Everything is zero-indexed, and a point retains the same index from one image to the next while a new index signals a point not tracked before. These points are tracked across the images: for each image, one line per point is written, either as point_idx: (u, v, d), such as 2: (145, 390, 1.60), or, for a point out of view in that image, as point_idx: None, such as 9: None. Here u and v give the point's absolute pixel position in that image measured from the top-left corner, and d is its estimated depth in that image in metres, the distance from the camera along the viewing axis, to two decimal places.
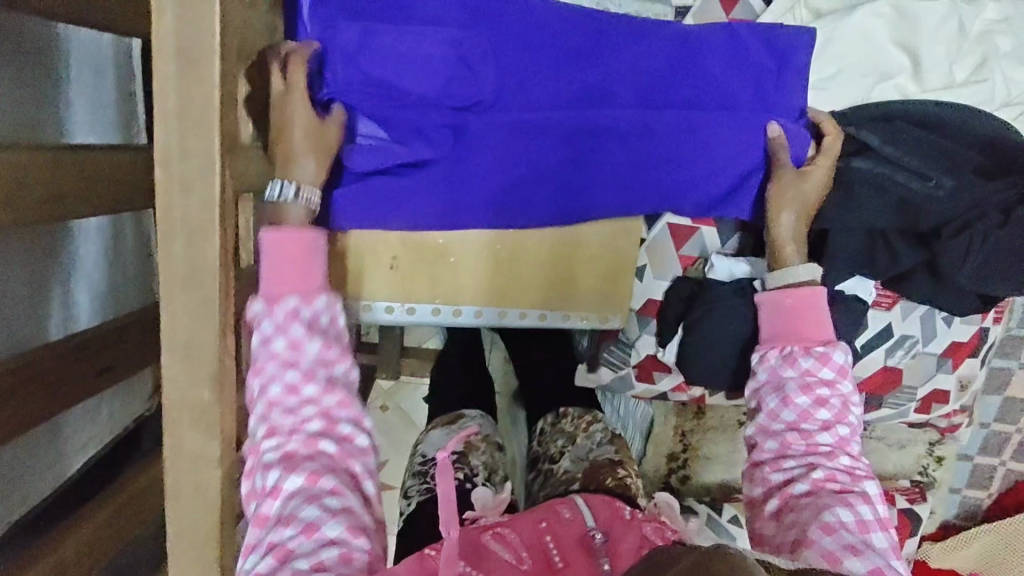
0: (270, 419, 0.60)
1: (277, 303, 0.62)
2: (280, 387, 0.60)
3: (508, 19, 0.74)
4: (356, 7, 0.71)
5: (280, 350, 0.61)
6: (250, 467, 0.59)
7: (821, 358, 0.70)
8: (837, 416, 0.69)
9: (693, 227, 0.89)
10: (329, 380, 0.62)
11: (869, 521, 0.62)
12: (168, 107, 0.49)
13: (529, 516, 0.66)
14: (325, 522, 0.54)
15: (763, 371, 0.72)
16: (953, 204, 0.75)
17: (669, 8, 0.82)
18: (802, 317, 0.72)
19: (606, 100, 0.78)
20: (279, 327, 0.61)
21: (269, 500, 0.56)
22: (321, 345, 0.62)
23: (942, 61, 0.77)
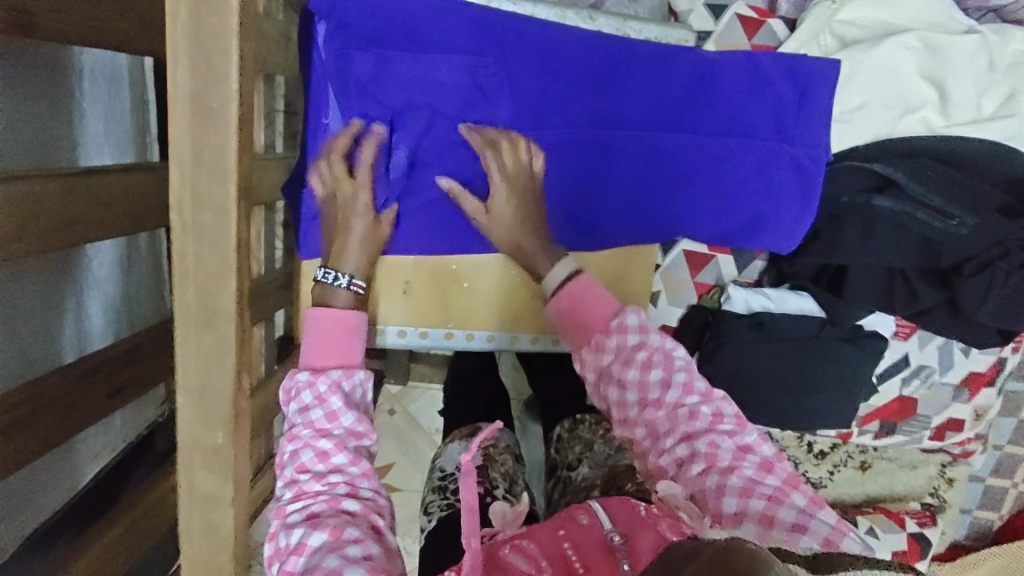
0: (297, 484, 0.62)
1: (318, 372, 0.65)
2: (311, 451, 0.62)
3: (523, 46, 0.72)
4: (370, 33, 0.69)
5: (314, 422, 0.63)
6: (274, 530, 0.59)
7: (621, 329, 0.70)
8: (668, 369, 0.68)
9: (710, 256, 0.88)
10: (357, 450, 0.64)
11: (783, 487, 0.60)
12: (183, 154, 0.48)
13: (546, 528, 0.63)
14: (346, 570, 0.53)
15: (589, 372, 0.71)
16: (976, 242, 0.75)
17: (689, 33, 0.78)
18: (580, 304, 0.72)
19: (623, 128, 0.76)
20: (315, 400, 0.64)
21: (294, 556, 0.56)
22: (354, 420, 0.64)
23: (970, 95, 0.75)
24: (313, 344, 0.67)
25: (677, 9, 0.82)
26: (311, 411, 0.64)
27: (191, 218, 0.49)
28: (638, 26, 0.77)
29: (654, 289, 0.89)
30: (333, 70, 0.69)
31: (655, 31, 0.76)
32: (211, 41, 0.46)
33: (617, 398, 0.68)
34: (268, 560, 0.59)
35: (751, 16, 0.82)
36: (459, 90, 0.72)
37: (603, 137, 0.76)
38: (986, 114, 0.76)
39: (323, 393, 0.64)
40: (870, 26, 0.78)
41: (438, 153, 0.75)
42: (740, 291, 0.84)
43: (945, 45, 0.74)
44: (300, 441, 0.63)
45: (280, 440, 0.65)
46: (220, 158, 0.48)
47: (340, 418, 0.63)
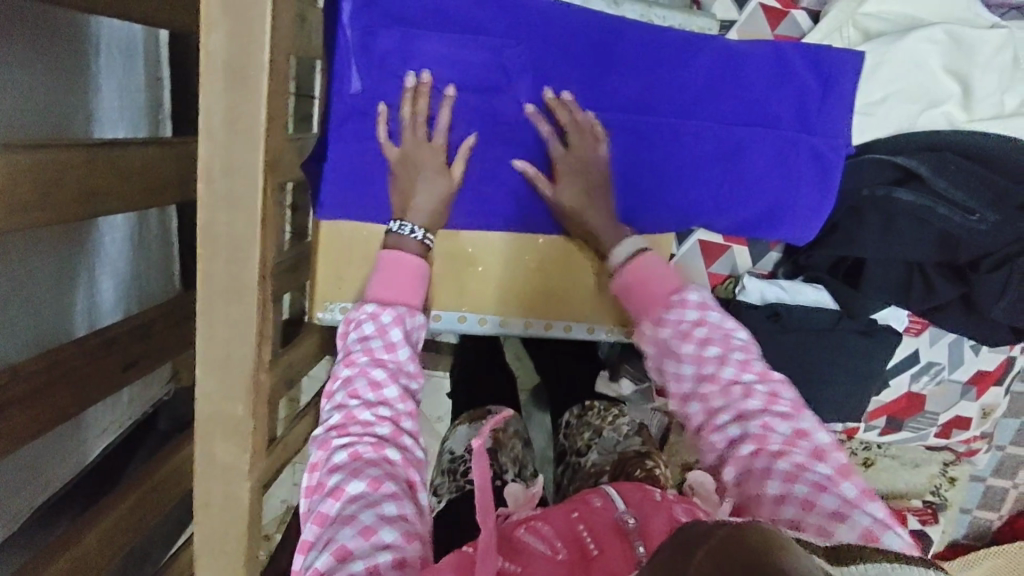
0: (347, 409, 0.59)
1: (384, 305, 0.64)
2: (364, 379, 0.60)
3: (549, 27, 0.72)
4: (397, 12, 0.69)
5: (373, 350, 0.62)
6: (317, 461, 0.57)
7: (682, 305, 0.67)
8: (724, 348, 0.64)
9: (725, 246, 0.87)
10: (406, 390, 0.62)
11: (833, 476, 0.56)
12: (214, 122, 0.48)
13: (560, 511, 0.67)
14: (381, 527, 0.50)
15: (648, 343, 0.68)
16: (994, 239, 0.75)
17: (712, 21, 0.79)
18: (645, 277, 0.70)
19: (644, 113, 0.76)
20: (375, 331, 0.63)
21: (330, 499, 0.53)
22: (410, 359, 0.63)
23: (993, 91, 0.75)
24: (381, 279, 0.66)
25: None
26: (370, 340, 0.62)
27: (220, 188, 0.49)
28: (663, 12, 0.77)
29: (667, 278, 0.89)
30: (357, 50, 0.69)
31: (679, 17, 0.77)
32: (247, 8, 0.45)
33: (673, 372, 0.65)
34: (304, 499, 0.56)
35: (774, 6, 0.81)
36: (484, 70, 0.72)
37: (627, 124, 0.76)
38: (1009, 110, 0.75)
39: (385, 325, 0.63)
40: (894, 20, 0.79)
41: (458, 130, 0.74)
42: (755, 282, 0.84)
43: (970, 39, 0.73)
44: (355, 367, 0.61)
45: (334, 365, 0.62)
46: (249, 129, 0.48)
47: (398, 351, 0.62)
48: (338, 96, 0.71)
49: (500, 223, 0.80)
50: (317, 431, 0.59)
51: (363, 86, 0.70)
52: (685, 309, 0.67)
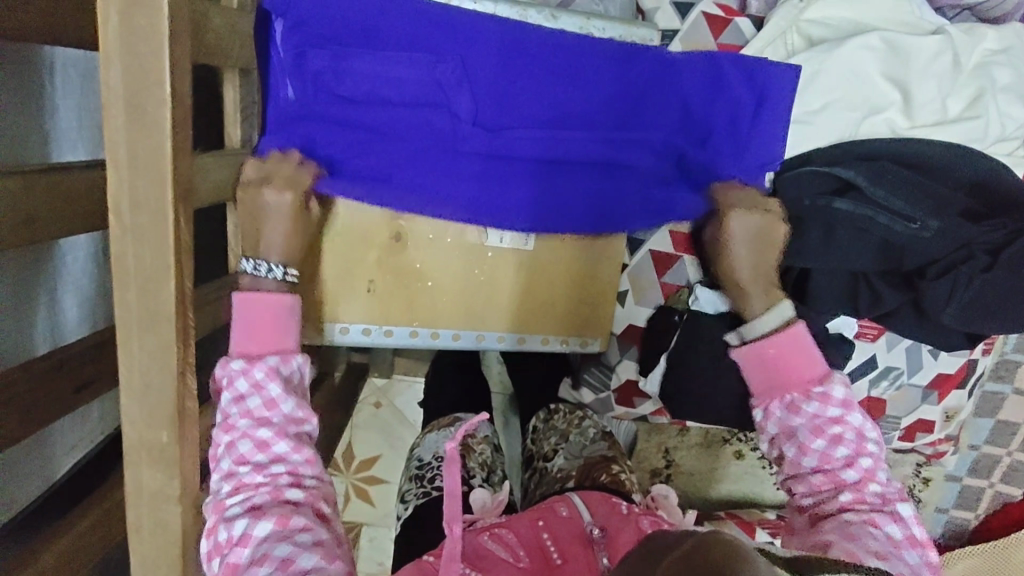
0: (236, 476, 0.60)
1: (254, 360, 0.62)
2: (250, 442, 0.60)
3: (486, 42, 0.72)
4: (329, 32, 0.69)
5: (253, 410, 0.61)
6: (212, 525, 0.58)
7: (823, 399, 0.66)
8: (855, 448, 0.66)
9: (676, 256, 0.88)
10: (298, 437, 0.63)
11: (901, 541, 0.62)
12: (118, 157, 0.48)
13: (527, 519, 0.73)
14: (300, 555, 0.55)
15: (773, 426, 0.69)
16: (939, 246, 0.75)
17: (655, 31, 0.75)
18: (788, 356, 0.68)
19: (579, 123, 0.77)
20: (250, 388, 0.61)
21: (239, 549, 0.56)
22: (292, 407, 0.62)
23: (934, 97, 0.76)
24: (242, 327, 0.63)
25: (643, 6, 0.82)
26: (248, 399, 0.61)
27: (129, 221, 0.50)
28: (602, 23, 0.74)
29: (621, 288, 0.91)
30: (290, 67, 0.70)
31: (618, 30, 0.73)
32: (141, 43, 0.46)
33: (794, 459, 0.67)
34: (206, 551, 0.58)
35: (717, 14, 0.81)
36: (419, 86, 0.73)
37: (562, 133, 0.76)
38: (952, 114, 0.77)
39: (259, 380, 0.61)
40: (836, 25, 0.79)
41: (396, 145, 0.75)
42: (706, 292, 0.83)
43: (907, 46, 0.74)
44: (237, 432, 0.60)
45: (214, 429, 0.61)
46: (154, 162, 0.48)
47: (279, 406, 0.61)
48: (273, 109, 0.73)
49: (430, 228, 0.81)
50: (209, 495, 0.59)
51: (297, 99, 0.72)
52: (829, 404, 0.66)
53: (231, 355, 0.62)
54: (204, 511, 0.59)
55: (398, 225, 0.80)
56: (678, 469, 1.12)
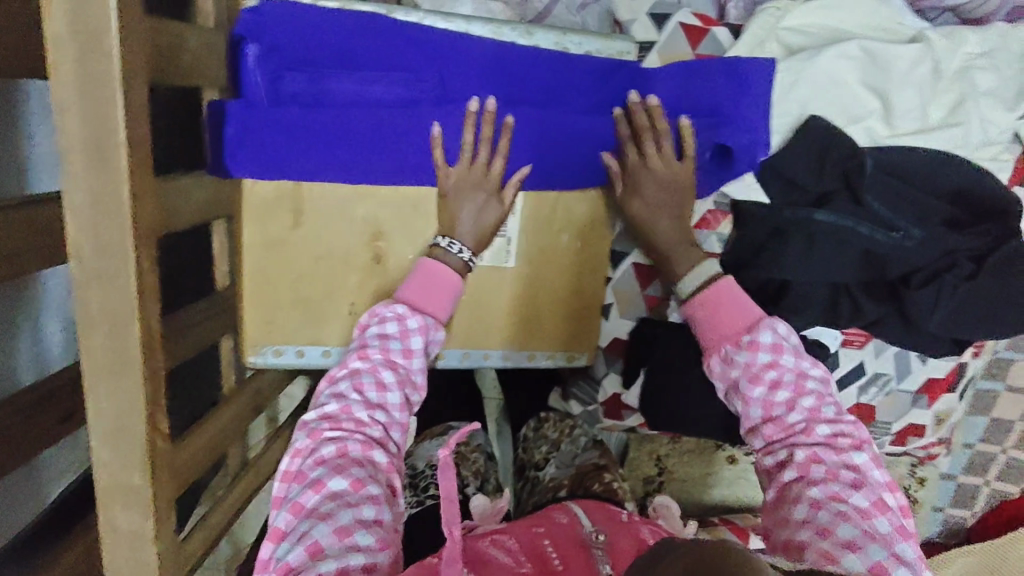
0: (347, 403, 0.65)
1: (410, 313, 0.72)
2: (373, 377, 0.67)
3: (461, 59, 0.74)
4: (303, 55, 0.71)
5: (391, 352, 0.70)
6: (302, 450, 0.62)
7: (752, 347, 0.69)
8: (794, 391, 0.67)
9: (659, 269, 0.88)
10: (405, 400, 0.69)
11: (867, 508, 0.59)
12: (78, 202, 0.47)
13: (525, 525, 0.74)
14: (356, 529, 0.55)
15: (720, 380, 0.71)
16: (922, 254, 0.75)
17: (632, 44, 0.78)
18: (722, 311, 0.72)
19: (557, 129, 0.76)
20: (398, 333, 0.71)
21: (310, 493, 0.58)
22: (418, 369, 0.71)
23: (915, 106, 0.75)
24: (416, 286, 0.74)
25: (620, 18, 0.82)
26: (391, 342, 0.70)
27: (91, 265, 0.49)
28: (578, 38, 0.75)
29: (605, 301, 0.90)
30: (261, 87, 0.70)
31: (594, 44, 0.75)
32: (96, 90, 0.45)
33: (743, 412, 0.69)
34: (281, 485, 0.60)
35: (694, 25, 0.79)
36: (395, 104, 0.73)
37: (541, 141, 0.76)
38: (934, 122, 0.76)
39: (410, 329, 0.71)
40: (817, 33, 0.78)
41: (371, 151, 0.75)
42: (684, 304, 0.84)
43: (887, 55, 0.73)
44: (370, 363, 0.69)
45: (347, 357, 0.70)
46: (115, 206, 0.48)
47: (414, 358, 0.70)
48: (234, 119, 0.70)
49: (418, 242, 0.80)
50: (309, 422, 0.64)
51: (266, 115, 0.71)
52: (758, 350, 0.69)
53: (396, 299, 0.73)
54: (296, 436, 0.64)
55: (378, 247, 0.80)
56: (671, 476, 1.12)
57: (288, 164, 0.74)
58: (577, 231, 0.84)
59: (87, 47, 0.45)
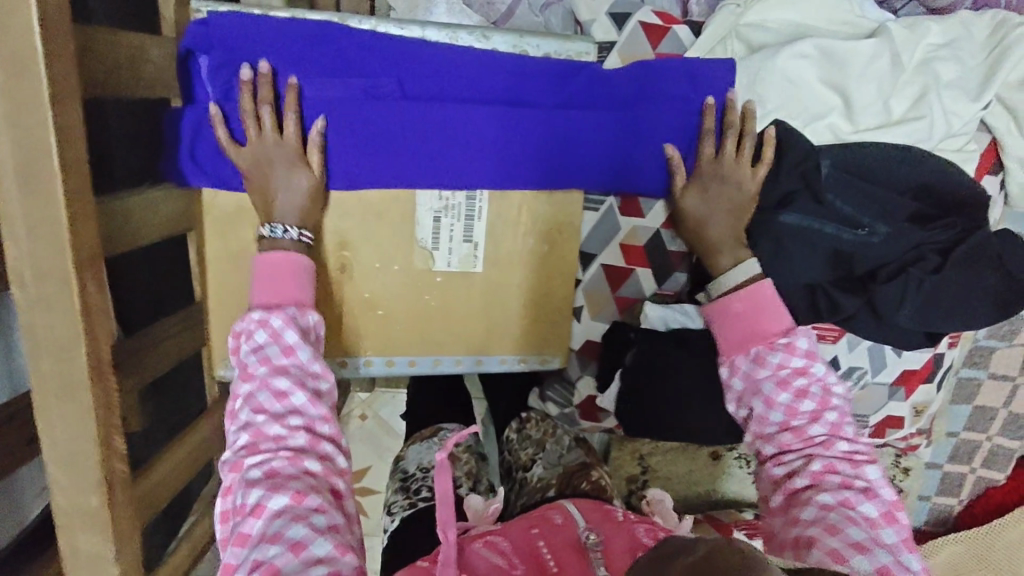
0: (253, 426, 0.59)
1: (271, 311, 0.65)
2: (268, 391, 0.60)
3: (416, 63, 0.73)
4: (254, 62, 0.70)
5: (272, 357, 0.62)
6: (230, 484, 0.57)
7: (788, 348, 0.68)
8: (820, 404, 0.66)
9: (629, 270, 0.88)
10: (314, 393, 0.63)
11: (877, 517, 0.59)
12: (15, 228, 0.47)
13: (522, 526, 0.71)
14: (313, 541, 0.52)
15: (739, 379, 0.69)
16: (888, 250, 0.75)
17: (590, 45, 0.76)
18: (756, 310, 0.70)
19: (517, 127, 0.76)
20: (270, 338, 0.63)
21: (252, 518, 0.54)
22: (310, 359, 0.63)
23: (875, 98, 0.75)
24: (264, 286, 0.68)
25: (580, 19, 0.81)
26: (270, 347, 0.63)
27: (34, 291, 0.49)
28: (536, 40, 0.75)
29: (576, 304, 0.90)
30: (215, 97, 0.71)
31: (552, 45, 0.75)
32: (28, 116, 0.45)
33: (759, 414, 0.67)
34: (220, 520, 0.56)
35: (655, 24, 0.79)
36: (350, 108, 0.73)
37: (504, 137, 0.76)
38: (896, 115, 0.75)
39: (279, 327, 0.64)
40: (777, 29, 0.78)
41: (330, 158, 0.75)
42: (656, 309, 0.85)
43: (845, 51, 0.73)
44: (256, 380, 0.61)
45: (234, 380, 0.62)
46: (54, 231, 0.48)
47: (297, 353, 0.63)
48: (191, 127, 0.72)
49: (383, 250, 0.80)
50: (226, 453, 0.59)
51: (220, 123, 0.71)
52: (790, 354, 0.67)
53: (251, 308, 0.66)
54: (220, 470, 0.59)
55: (343, 256, 0.80)
56: (655, 475, 1.10)
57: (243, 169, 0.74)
58: (543, 234, 0.83)
59: (14, 72, 0.44)
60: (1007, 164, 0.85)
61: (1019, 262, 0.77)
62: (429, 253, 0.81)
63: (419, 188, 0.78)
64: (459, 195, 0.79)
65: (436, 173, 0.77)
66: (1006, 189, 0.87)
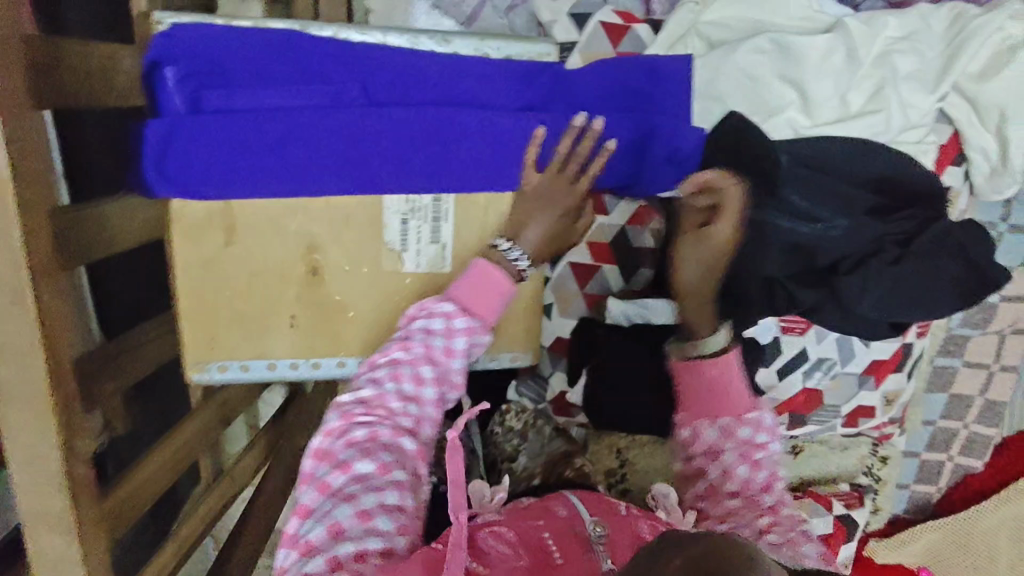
0: (373, 401, 0.69)
1: (457, 311, 0.73)
2: (411, 371, 0.70)
3: (380, 68, 0.74)
4: (220, 70, 0.71)
5: (433, 346, 0.71)
6: (332, 429, 0.67)
7: (753, 423, 0.70)
8: (771, 478, 0.70)
9: (595, 267, 0.92)
10: (441, 392, 0.72)
11: (822, 560, 0.63)
12: None
13: (525, 515, 0.69)
14: (378, 515, 0.62)
15: (698, 445, 0.71)
16: (849, 242, 0.76)
17: (551, 46, 0.77)
18: (724, 388, 0.70)
19: (485, 129, 0.75)
20: (444, 330, 0.72)
21: (338, 472, 0.64)
22: (457, 367, 0.73)
23: (831, 94, 0.77)
24: (471, 289, 0.73)
25: (542, 20, 0.84)
26: (454, 340, 0.72)
27: None
28: (498, 43, 0.76)
29: (545, 301, 0.94)
30: (182, 107, 0.72)
31: (514, 48, 0.75)
32: None
33: (711, 483, 0.71)
34: (308, 460, 0.66)
35: (616, 23, 0.81)
36: (315, 114, 0.73)
37: (471, 138, 0.76)
38: (854, 110, 0.78)
39: (450, 327, 0.72)
40: (737, 26, 0.79)
41: (298, 164, 0.75)
42: (617, 303, 0.88)
43: (798, 48, 0.76)
44: (409, 356, 0.71)
45: (391, 343, 0.72)
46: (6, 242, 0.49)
47: (453, 356, 0.72)
48: (158, 138, 0.71)
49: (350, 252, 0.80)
50: (341, 404, 0.69)
51: (187, 132, 0.71)
52: (757, 429, 0.70)
53: (446, 296, 0.74)
54: (331, 416, 0.69)
55: (314, 260, 0.80)
56: (632, 468, 1.09)
57: (212, 178, 0.74)
58: None
59: None
60: (968, 154, 0.86)
61: (981, 251, 0.77)
62: (398, 254, 0.81)
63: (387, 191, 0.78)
64: (425, 197, 0.78)
65: (405, 177, 0.77)
66: (970, 179, 0.88)
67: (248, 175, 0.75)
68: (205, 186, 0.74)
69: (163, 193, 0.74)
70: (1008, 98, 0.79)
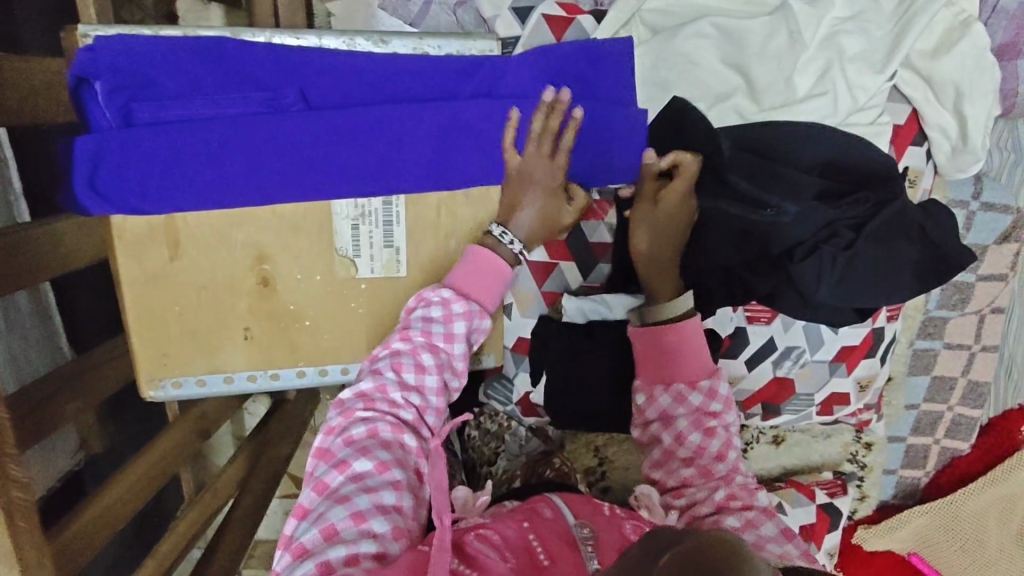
0: (371, 396, 0.67)
1: (455, 295, 0.71)
2: (412, 359, 0.68)
3: (316, 70, 0.73)
4: (152, 82, 0.71)
5: (433, 334, 0.69)
6: (339, 425, 0.65)
7: (708, 391, 0.72)
8: (724, 443, 0.72)
9: (552, 264, 0.92)
10: (444, 382, 0.70)
11: (776, 536, 0.66)
12: None
13: (513, 518, 0.65)
14: (373, 517, 0.58)
15: (653, 409, 0.74)
16: (800, 229, 0.76)
17: (492, 40, 0.75)
18: (684, 351, 0.73)
19: (424, 127, 0.75)
20: (443, 317, 0.70)
21: (335, 471, 0.61)
22: (460, 354, 0.71)
23: (776, 78, 0.77)
24: (464, 273, 0.73)
25: (484, 15, 0.84)
26: (454, 323, 0.71)
27: None
28: (436, 41, 0.75)
29: (504, 301, 0.93)
30: (115, 122, 0.71)
31: (451, 45, 0.74)
32: None
33: (668, 447, 0.73)
34: (314, 455, 0.64)
35: (557, 15, 0.81)
36: (252, 122, 0.73)
37: (410, 138, 0.75)
38: (800, 94, 0.78)
39: (450, 311, 0.71)
40: (679, 12, 0.79)
41: (240, 170, 0.75)
42: (572, 301, 0.89)
43: (740, 30, 0.76)
44: (411, 344, 0.69)
45: (392, 333, 0.70)
46: None
47: (452, 343, 0.70)
48: (95, 154, 0.71)
49: (298, 261, 0.79)
50: (346, 400, 0.67)
51: (123, 146, 0.71)
52: (710, 397, 0.72)
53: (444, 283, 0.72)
54: (336, 412, 0.67)
55: (263, 270, 0.79)
56: (612, 465, 1.07)
57: (153, 189, 0.74)
58: (465, 236, 0.81)
59: None
60: (928, 133, 0.84)
61: (940, 230, 0.77)
62: (351, 261, 0.80)
63: (336, 196, 0.77)
64: (375, 201, 0.78)
65: (349, 180, 0.76)
66: (933, 158, 0.87)
67: (191, 185, 0.74)
68: (148, 198, 0.74)
69: (103, 208, 0.73)
70: (963, 73, 0.79)
